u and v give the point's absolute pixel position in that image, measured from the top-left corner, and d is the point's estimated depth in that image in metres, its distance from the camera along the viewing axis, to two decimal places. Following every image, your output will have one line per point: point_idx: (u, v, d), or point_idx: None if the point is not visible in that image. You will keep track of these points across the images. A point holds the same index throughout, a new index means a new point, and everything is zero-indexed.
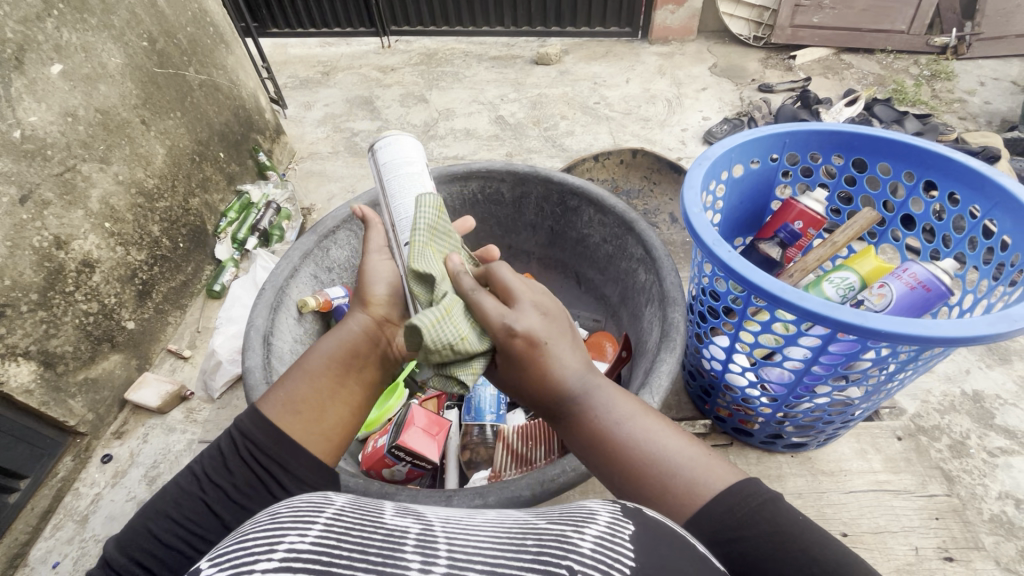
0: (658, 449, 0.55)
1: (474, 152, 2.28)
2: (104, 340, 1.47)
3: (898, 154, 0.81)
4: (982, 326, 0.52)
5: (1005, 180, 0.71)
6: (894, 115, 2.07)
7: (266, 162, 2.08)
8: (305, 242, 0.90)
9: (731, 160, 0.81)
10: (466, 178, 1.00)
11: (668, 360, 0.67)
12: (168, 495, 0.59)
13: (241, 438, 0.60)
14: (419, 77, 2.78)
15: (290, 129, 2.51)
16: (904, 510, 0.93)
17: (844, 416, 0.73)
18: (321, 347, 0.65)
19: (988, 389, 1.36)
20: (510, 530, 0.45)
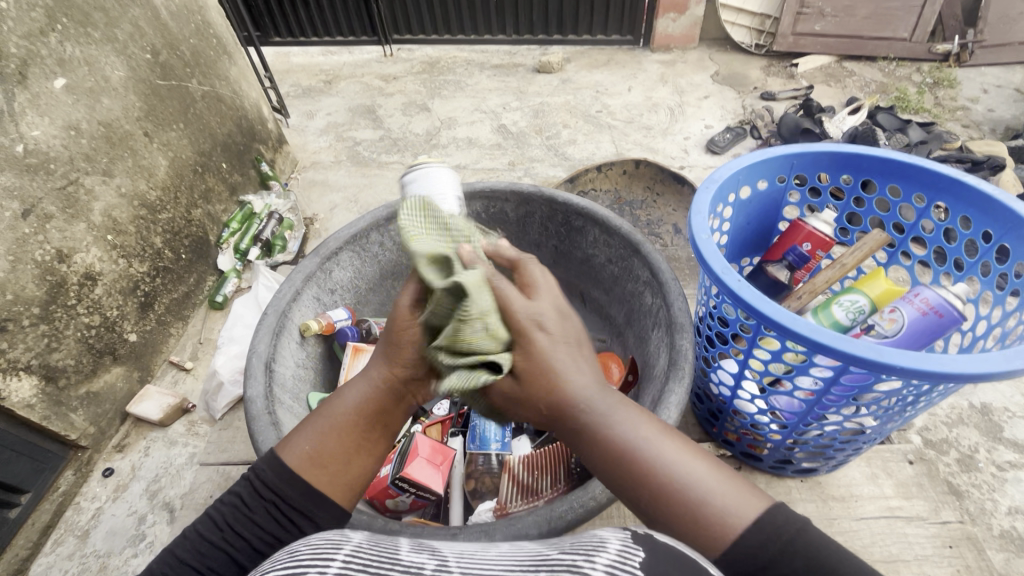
0: (683, 470, 0.52)
1: (476, 161, 2.28)
2: (106, 353, 1.46)
3: (907, 177, 0.81)
4: (1000, 362, 0.51)
5: (1018, 206, 0.70)
6: (897, 124, 2.06)
7: (269, 172, 2.08)
8: (308, 265, 0.89)
9: (738, 182, 0.80)
10: (469, 198, 0.99)
11: (677, 391, 0.66)
12: (186, 540, 0.58)
13: (263, 485, 0.60)
14: (422, 86, 2.79)
15: (292, 138, 2.51)
16: (917, 538, 0.91)
17: (856, 443, 0.72)
18: (349, 398, 0.63)
19: (996, 402, 1.34)
20: (523, 566, 0.44)
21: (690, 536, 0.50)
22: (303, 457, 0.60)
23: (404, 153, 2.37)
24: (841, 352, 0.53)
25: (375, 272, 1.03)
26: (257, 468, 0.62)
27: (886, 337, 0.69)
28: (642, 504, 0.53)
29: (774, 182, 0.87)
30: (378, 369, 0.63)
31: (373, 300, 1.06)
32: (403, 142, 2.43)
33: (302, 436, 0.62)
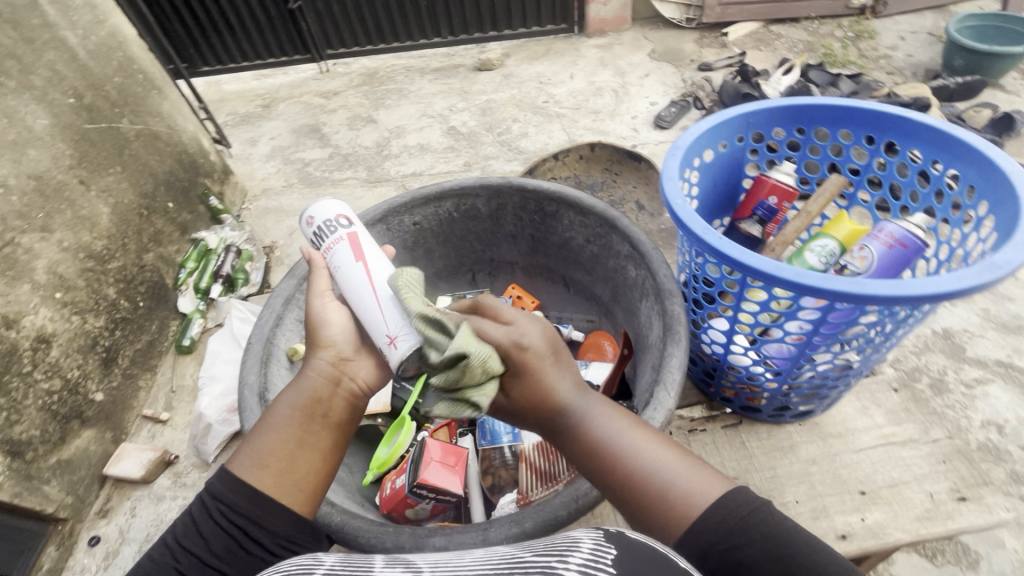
0: (651, 460, 0.60)
1: (432, 166, 2.28)
2: (72, 417, 1.39)
3: (857, 118, 0.85)
4: (969, 278, 0.54)
5: (961, 133, 0.75)
6: (828, 78, 2.16)
7: (219, 206, 2.01)
8: (285, 287, 0.86)
9: (701, 146, 0.83)
10: (440, 199, 0.97)
11: (677, 354, 0.68)
12: (141, 568, 0.62)
13: (212, 500, 0.64)
14: (364, 98, 2.75)
15: (238, 167, 2.43)
16: (913, 460, 0.96)
17: (846, 379, 0.76)
18: (284, 400, 0.68)
19: (956, 325, 1.44)
20: (499, 568, 0.49)
21: (659, 530, 0.57)
22: (248, 463, 0.64)
23: (357, 168, 2.34)
24: (827, 291, 0.56)
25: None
26: (204, 485, 0.66)
27: (860, 274, 0.73)
28: (617, 495, 0.61)
29: (734, 141, 0.90)
30: (305, 373, 0.70)
31: None
32: (355, 157, 2.39)
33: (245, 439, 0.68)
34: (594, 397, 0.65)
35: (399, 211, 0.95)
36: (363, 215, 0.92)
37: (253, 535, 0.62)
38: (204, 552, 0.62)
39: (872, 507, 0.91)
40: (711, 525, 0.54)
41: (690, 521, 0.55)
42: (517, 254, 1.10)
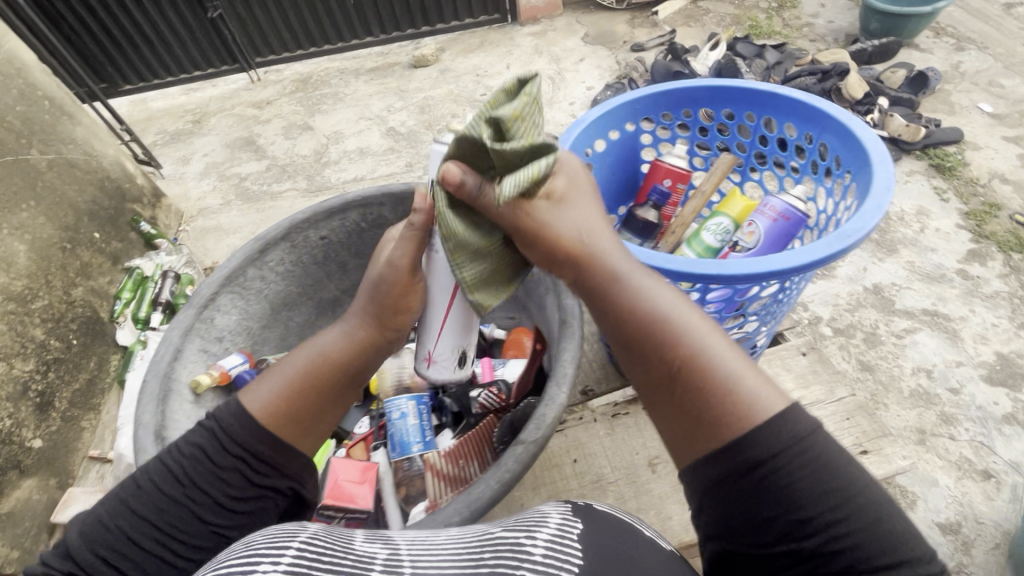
0: (713, 352, 0.55)
1: (373, 170, 2.24)
2: (9, 468, 1.33)
3: (735, 97, 0.89)
4: (818, 251, 0.63)
5: (826, 105, 0.80)
6: (755, 50, 2.20)
7: (152, 231, 1.93)
8: (183, 318, 0.82)
9: (591, 137, 0.85)
10: (343, 210, 0.94)
11: (569, 346, 0.72)
12: (143, 494, 0.62)
13: (227, 436, 0.64)
14: (298, 105, 2.67)
15: (171, 188, 2.34)
16: (822, 418, 1.00)
17: (747, 336, 0.87)
18: (326, 344, 0.69)
19: (885, 280, 1.51)
20: (470, 544, 0.54)
21: (702, 426, 0.53)
22: (275, 402, 0.65)
23: (296, 178, 2.28)
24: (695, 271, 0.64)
25: (264, 309, 0.97)
26: (221, 420, 0.64)
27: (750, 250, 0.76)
28: (661, 380, 0.56)
29: (626, 128, 0.92)
30: (354, 324, 0.71)
31: (273, 334, 1.01)
32: (292, 167, 2.33)
33: (278, 364, 0.69)
34: (658, 280, 0.61)
35: (301, 228, 0.92)
36: (262, 235, 0.88)
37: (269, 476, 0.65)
38: (214, 483, 0.63)
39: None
40: (770, 437, 0.50)
41: (746, 424, 0.51)
42: None
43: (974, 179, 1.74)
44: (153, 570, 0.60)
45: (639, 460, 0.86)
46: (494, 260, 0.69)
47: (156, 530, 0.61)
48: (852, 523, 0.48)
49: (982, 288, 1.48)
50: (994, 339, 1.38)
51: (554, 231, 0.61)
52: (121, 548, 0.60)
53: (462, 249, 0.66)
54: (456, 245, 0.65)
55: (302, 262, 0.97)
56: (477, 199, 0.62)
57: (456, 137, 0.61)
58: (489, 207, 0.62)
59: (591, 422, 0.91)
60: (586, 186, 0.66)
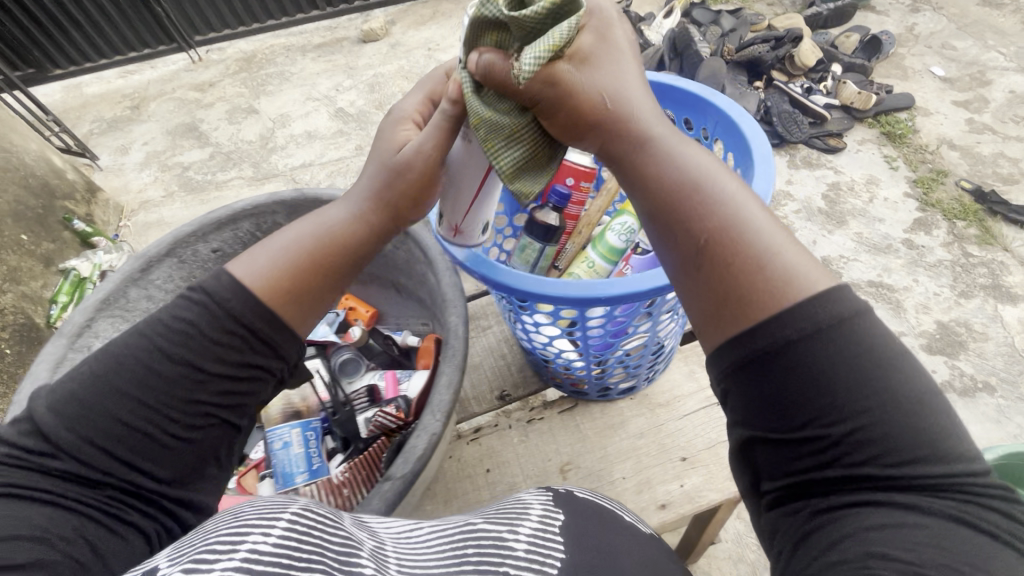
0: (747, 229, 0.50)
1: (322, 154, 2.16)
2: None
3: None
4: None
5: (716, 98, 0.84)
6: (710, 16, 2.13)
7: (88, 229, 1.83)
8: (52, 351, 0.70)
9: None
10: (233, 221, 0.85)
11: (446, 371, 0.68)
12: (121, 367, 0.57)
13: (220, 308, 0.59)
14: (243, 87, 2.54)
15: (110, 181, 2.20)
16: None
17: (656, 349, 0.80)
18: (336, 223, 0.65)
19: (833, 253, 1.51)
20: (452, 538, 0.51)
21: (726, 301, 0.48)
22: (279, 279, 0.61)
23: (242, 166, 2.18)
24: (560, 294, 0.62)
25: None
26: (212, 294, 0.59)
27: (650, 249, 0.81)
28: (689, 257, 0.52)
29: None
30: (364, 203, 0.67)
31: None
32: (238, 154, 2.22)
33: (285, 234, 0.65)
34: (696, 154, 0.56)
35: (188, 241, 0.83)
36: (142, 252, 0.79)
37: (270, 352, 0.62)
38: (214, 356, 0.59)
39: (691, 473, 0.79)
40: (801, 317, 0.44)
41: (784, 300, 0.45)
42: None
43: (924, 146, 1.74)
44: (146, 447, 0.57)
45: (551, 467, 0.81)
46: (529, 141, 0.64)
47: (146, 405, 0.57)
48: (890, 432, 0.42)
49: (926, 257, 1.50)
50: (935, 309, 1.40)
51: (576, 95, 0.57)
52: (106, 424, 0.56)
53: (495, 133, 0.63)
54: (486, 130, 0.62)
55: (195, 279, 0.89)
56: (496, 79, 0.59)
57: (472, 20, 0.60)
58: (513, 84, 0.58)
59: (506, 429, 0.85)
60: (618, 43, 0.61)
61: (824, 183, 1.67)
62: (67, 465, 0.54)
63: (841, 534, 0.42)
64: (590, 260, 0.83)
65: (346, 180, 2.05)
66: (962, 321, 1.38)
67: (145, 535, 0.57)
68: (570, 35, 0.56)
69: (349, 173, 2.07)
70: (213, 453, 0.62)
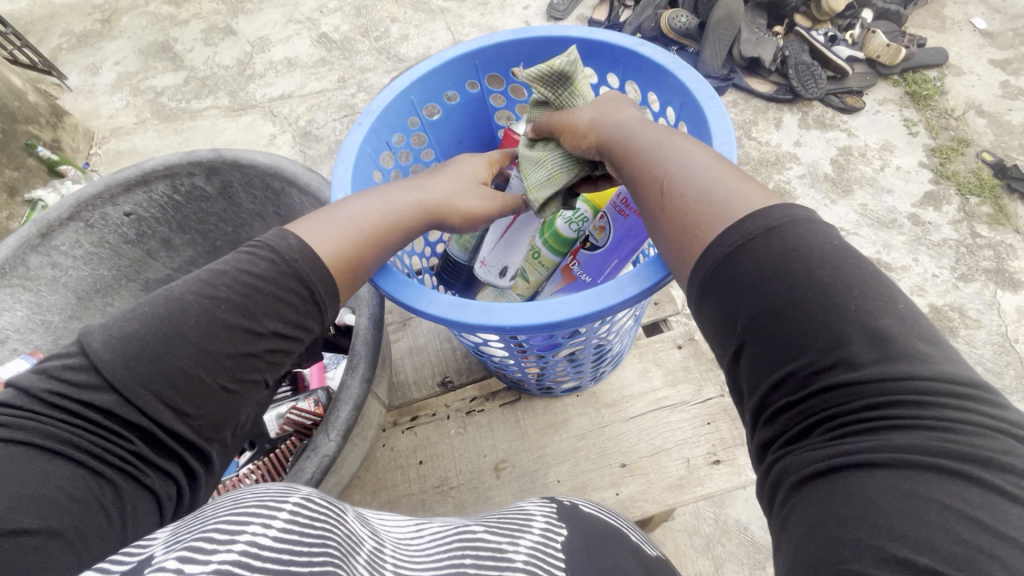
0: (693, 171, 0.52)
1: (303, 85, 2.01)
2: None
3: (597, 56, 0.81)
4: (618, 292, 0.55)
5: (683, 75, 0.72)
6: None
7: (54, 157, 1.73)
8: None
9: (414, 104, 0.81)
10: (145, 182, 0.87)
11: (348, 383, 0.64)
12: (183, 307, 0.55)
13: (290, 261, 0.58)
14: (220, 3, 2.32)
15: (80, 104, 2.07)
16: None
17: (599, 351, 0.76)
18: (400, 205, 0.64)
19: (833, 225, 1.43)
20: (451, 544, 0.48)
21: (679, 244, 0.51)
22: (344, 241, 0.60)
23: (218, 94, 2.04)
24: (448, 319, 0.57)
25: (68, 299, 0.92)
26: (288, 247, 0.58)
27: (598, 245, 0.76)
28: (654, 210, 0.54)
29: (468, 89, 0.88)
30: (433, 196, 0.66)
31: (84, 323, 0.95)
32: (213, 80, 2.08)
33: (351, 201, 0.63)
34: (655, 124, 0.59)
35: (96, 203, 0.85)
36: (39, 217, 0.81)
37: (318, 318, 0.61)
38: (276, 315, 0.58)
39: (629, 480, 0.78)
40: (735, 233, 0.46)
41: (719, 225, 0.47)
42: None
43: (949, 110, 1.60)
44: (198, 392, 0.55)
45: (485, 465, 0.80)
46: (557, 163, 0.71)
47: (204, 356, 0.55)
48: (843, 341, 0.39)
49: (931, 236, 1.41)
50: (931, 291, 1.34)
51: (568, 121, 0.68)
52: (157, 370, 0.53)
53: (529, 164, 0.73)
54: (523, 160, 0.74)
55: (108, 242, 0.92)
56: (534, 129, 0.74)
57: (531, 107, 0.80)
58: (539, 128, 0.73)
59: (443, 420, 0.84)
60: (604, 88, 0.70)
61: (835, 147, 1.55)
62: (103, 402, 0.52)
63: (817, 511, 0.37)
64: (537, 252, 0.81)
65: (327, 116, 1.92)
66: (956, 306, 1.32)
67: (157, 500, 0.55)
68: (564, 65, 0.69)
69: (330, 107, 1.94)
70: (234, 419, 0.58)
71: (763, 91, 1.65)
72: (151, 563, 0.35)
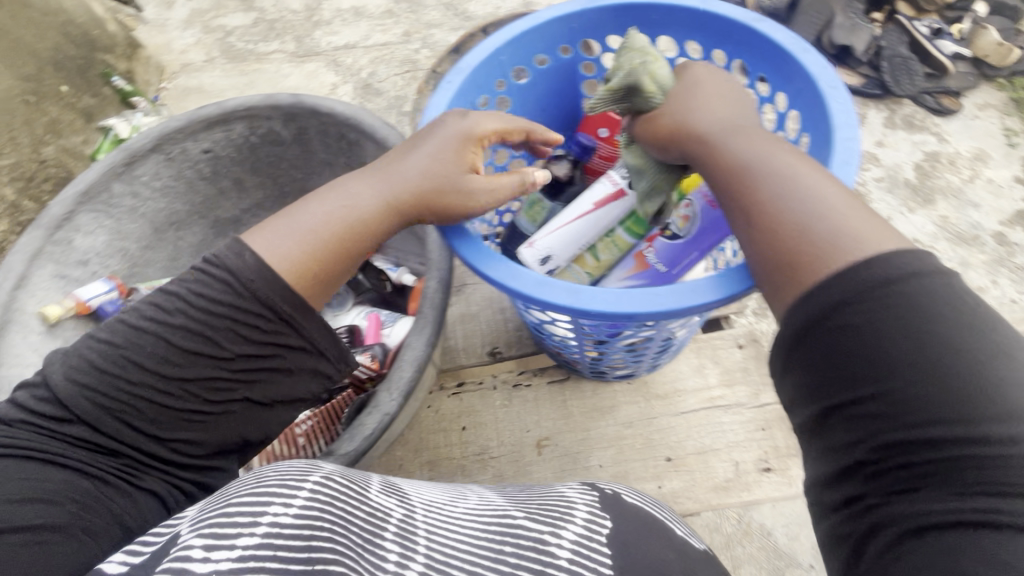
0: (800, 200, 0.50)
1: (368, 37, 1.99)
2: None
3: (707, 28, 0.77)
4: (705, 293, 0.56)
5: (806, 58, 0.67)
6: None
7: (128, 87, 1.72)
8: (33, 239, 0.80)
9: (505, 64, 0.78)
10: (226, 122, 0.89)
11: (412, 345, 0.66)
12: (130, 343, 0.61)
13: (239, 281, 0.60)
14: None
15: (153, 37, 2.10)
16: (730, 425, 0.91)
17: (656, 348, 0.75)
18: (360, 210, 0.63)
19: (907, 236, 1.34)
20: (490, 529, 0.52)
21: (774, 276, 0.50)
22: (294, 256, 0.61)
23: (285, 38, 2.04)
24: (537, 297, 0.57)
25: (146, 230, 0.96)
26: (235, 270, 0.60)
27: (678, 235, 0.75)
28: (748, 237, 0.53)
29: (561, 54, 0.84)
30: (394, 195, 0.63)
31: (156, 254, 1.00)
32: (282, 24, 2.08)
33: (310, 209, 0.63)
34: (759, 137, 0.56)
35: (178, 138, 0.88)
36: (126, 147, 0.85)
37: (293, 331, 0.63)
38: (237, 336, 0.61)
39: (672, 474, 0.88)
40: (844, 282, 0.45)
41: (824, 267, 0.46)
42: None
43: None
44: (165, 416, 0.62)
45: (528, 440, 0.90)
46: (654, 170, 0.71)
47: (161, 381, 0.61)
48: (965, 413, 0.39)
49: (1015, 258, 1.31)
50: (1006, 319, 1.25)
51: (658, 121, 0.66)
52: (115, 399, 0.60)
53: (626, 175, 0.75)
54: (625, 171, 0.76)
55: (185, 177, 0.95)
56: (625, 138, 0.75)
57: None
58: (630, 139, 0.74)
59: (489, 390, 0.94)
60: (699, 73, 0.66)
61: (921, 152, 1.44)
62: (82, 429, 0.60)
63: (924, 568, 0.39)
64: (611, 231, 0.80)
65: (389, 70, 1.90)
66: None
67: (161, 498, 0.62)
68: (621, 82, 0.69)
69: (393, 62, 1.92)
70: (235, 431, 0.66)
71: (851, 83, 1.54)
72: (178, 543, 0.41)
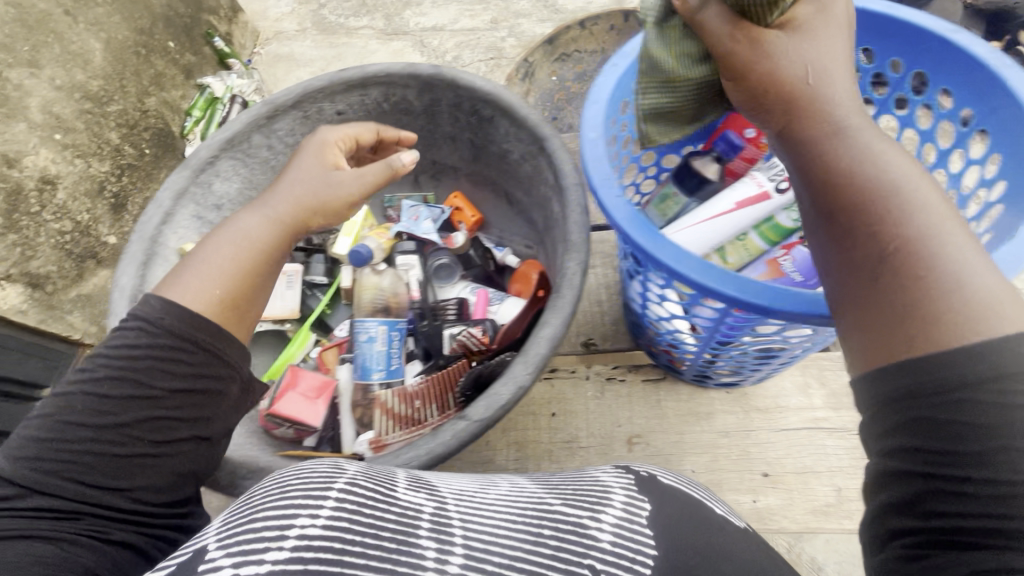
0: (944, 246, 0.42)
1: (455, 20, 2.00)
2: (87, 257, 1.29)
3: (922, 47, 0.76)
4: None
5: (1007, 73, 0.67)
6: None
7: (226, 49, 1.65)
8: (179, 179, 0.86)
9: None
10: (363, 86, 0.91)
11: (550, 324, 0.66)
12: (60, 405, 0.57)
13: (150, 323, 0.59)
14: None
15: (250, 4, 2.17)
16: (834, 450, 0.89)
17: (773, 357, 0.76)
18: (248, 229, 0.67)
19: None
20: (527, 513, 0.52)
21: (887, 315, 0.42)
22: (196, 288, 0.62)
23: (375, 15, 2.07)
24: (695, 279, 0.58)
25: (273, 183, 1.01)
26: (146, 315, 0.60)
27: None
28: (866, 263, 0.44)
29: None
30: (275, 210, 0.69)
31: None
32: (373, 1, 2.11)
33: (208, 251, 0.65)
34: (895, 148, 0.47)
35: (316, 98, 0.91)
36: (271, 100, 0.89)
37: (217, 360, 0.61)
38: (164, 371, 0.58)
39: (768, 490, 0.87)
40: (996, 359, 0.37)
41: (966, 334, 0.38)
42: (459, 158, 1.04)
43: None
44: (124, 468, 0.56)
45: (619, 434, 0.92)
46: (685, 96, 0.69)
47: (104, 432, 0.56)
48: None
49: None
50: None
51: (773, 69, 0.51)
52: (59, 459, 0.54)
53: (652, 74, 0.69)
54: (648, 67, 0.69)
55: None
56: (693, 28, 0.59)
57: None
58: (716, 46, 0.55)
59: (582, 379, 0.96)
60: (838, 21, 0.53)
61: None
62: (37, 500, 0.53)
63: None
64: (743, 235, 0.81)
65: (474, 55, 1.92)
66: None
67: (142, 554, 0.56)
68: None
69: (478, 48, 1.93)
70: (191, 471, 0.61)
71: None
72: (203, 561, 0.41)
